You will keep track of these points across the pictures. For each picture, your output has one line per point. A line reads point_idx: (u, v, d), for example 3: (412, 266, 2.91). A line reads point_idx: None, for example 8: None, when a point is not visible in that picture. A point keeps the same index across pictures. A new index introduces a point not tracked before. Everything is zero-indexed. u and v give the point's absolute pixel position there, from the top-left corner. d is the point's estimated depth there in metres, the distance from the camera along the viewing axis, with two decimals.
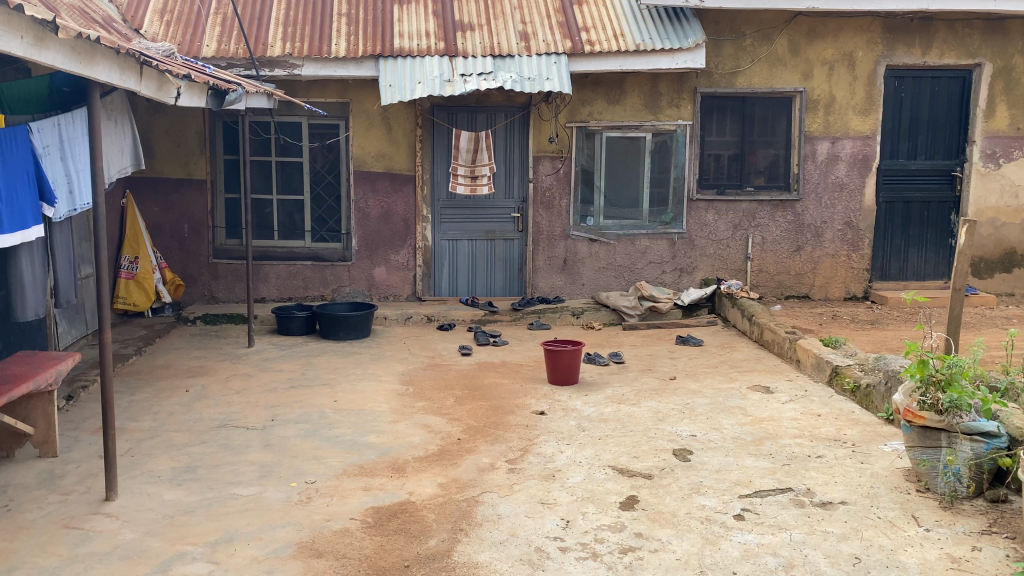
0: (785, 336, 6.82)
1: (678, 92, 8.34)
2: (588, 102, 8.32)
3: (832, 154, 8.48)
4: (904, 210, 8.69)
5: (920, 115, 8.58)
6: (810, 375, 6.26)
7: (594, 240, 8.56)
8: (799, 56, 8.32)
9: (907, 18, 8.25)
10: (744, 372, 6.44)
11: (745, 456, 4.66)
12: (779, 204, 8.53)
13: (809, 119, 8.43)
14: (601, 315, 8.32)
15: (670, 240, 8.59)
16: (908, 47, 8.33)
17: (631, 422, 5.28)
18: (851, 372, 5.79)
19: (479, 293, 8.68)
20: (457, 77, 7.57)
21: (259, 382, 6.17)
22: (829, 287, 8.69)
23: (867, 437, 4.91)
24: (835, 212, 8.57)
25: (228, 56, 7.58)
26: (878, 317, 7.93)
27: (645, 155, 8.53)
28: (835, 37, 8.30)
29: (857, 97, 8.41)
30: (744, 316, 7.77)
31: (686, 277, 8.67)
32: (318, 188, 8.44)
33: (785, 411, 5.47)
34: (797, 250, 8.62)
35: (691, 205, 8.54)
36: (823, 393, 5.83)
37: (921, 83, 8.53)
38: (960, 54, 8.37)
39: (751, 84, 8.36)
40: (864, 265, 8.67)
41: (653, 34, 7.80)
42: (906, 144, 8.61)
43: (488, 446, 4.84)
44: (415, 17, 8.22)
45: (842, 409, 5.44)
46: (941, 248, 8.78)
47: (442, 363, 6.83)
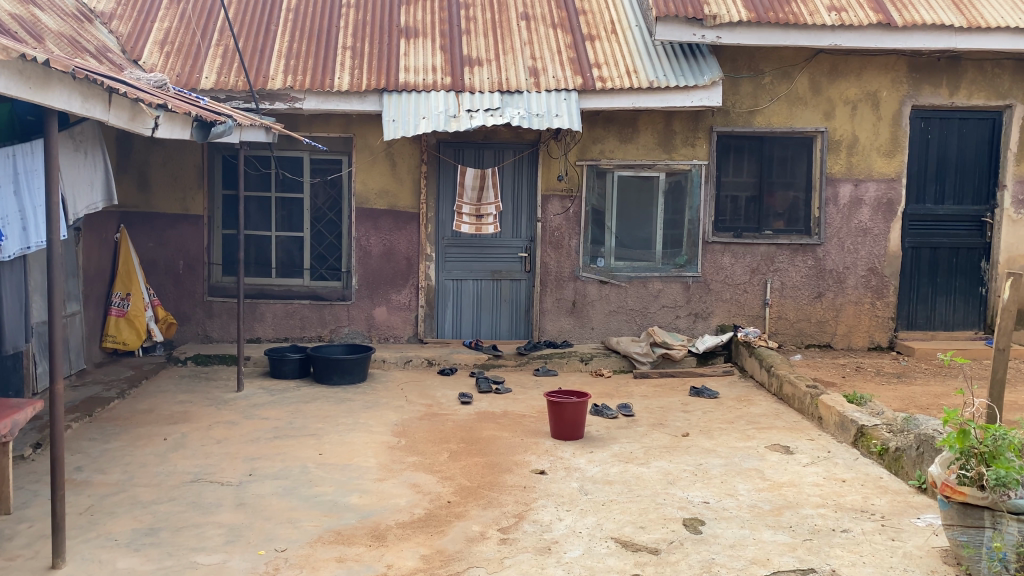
0: (807, 390, 6.38)
1: (693, 131, 8.01)
2: (600, 140, 8.00)
3: (856, 198, 8.10)
4: (931, 257, 8.25)
5: (948, 158, 8.18)
6: (833, 435, 5.81)
7: (605, 282, 8.16)
8: (821, 95, 7.98)
9: (934, 56, 7.90)
10: (762, 429, 5.99)
11: (762, 528, 4.21)
12: (799, 248, 8.14)
13: (831, 159, 8.07)
14: (610, 361, 7.91)
15: (685, 283, 8.19)
16: (935, 87, 7.97)
17: (639, 485, 4.85)
18: (877, 433, 5.33)
19: (483, 336, 8.31)
20: (462, 113, 7.28)
21: (242, 431, 5.79)
22: (852, 336, 8.24)
23: (897, 508, 4.45)
24: (858, 257, 8.15)
25: (227, 89, 7.34)
26: (905, 370, 7.47)
27: (658, 195, 8.18)
28: (859, 76, 7.95)
29: (882, 137, 8.04)
30: (762, 366, 7.33)
31: (701, 323, 8.25)
32: (319, 225, 8.14)
33: (807, 475, 5.02)
34: (818, 297, 8.20)
35: (707, 247, 8.15)
36: (847, 455, 5.38)
37: (949, 124, 8.14)
38: (990, 95, 7.99)
39: (770, 124, 8.01)
40: (889, 313, 8.22)
41: (668, 71, 7.50)
42: (933, 187, 8.20)
43: (480, 511, 4.43)
44: (422, 51, 7.97)
45: (869, 475, 4.98)
46: (972, 297, 8.31)
47: (440, 412, 6.43)
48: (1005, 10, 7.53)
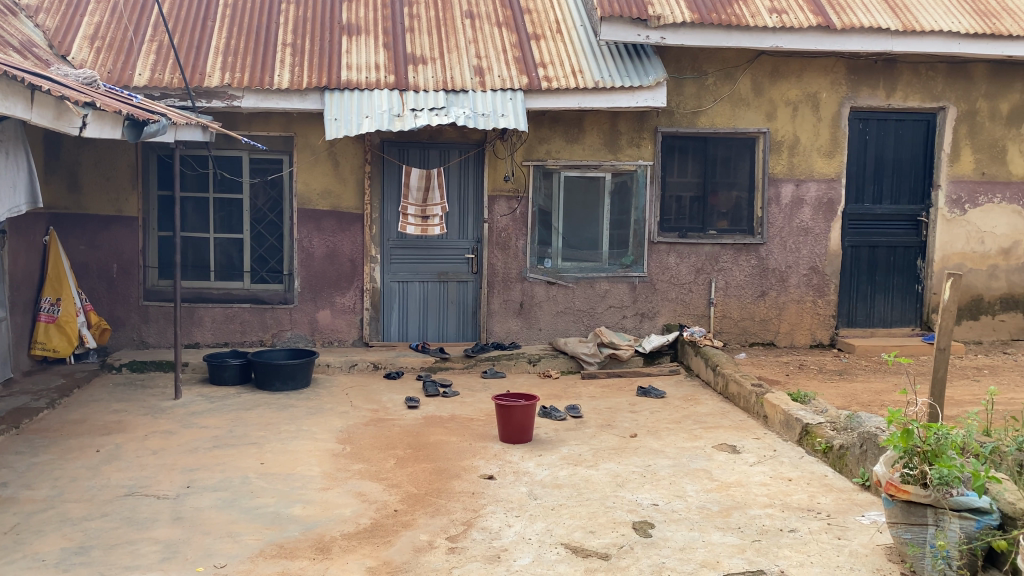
0: (751, 389, 6.43)
1: (638, 132, 8.02)
2: (546, 140, 7.95)
3: (797, 198, 8.21)
4: (869, 255, 8.42)
5: (885, 159, 8.36)
6: (778, 433, 5.86)
7: (552, 283, 8.12)
8: (762, 96, 8.06)
9: (871, 59, 8.06)
10: (709, 429, 6.02)
11: (711, 530, 4.21)
12: (742, 248, 8.22)
13: (773, 160, 8.16)
14: (559, 362, 7.89)
15: (631, 283, 8.20)
16: (872, 89, 8.13)
17: (588, 488, 4.82)
18: (821, 432, 5.39)
19: (430, 339, 8.20)
20: (407, 112, 7.16)
21: (180, 440, 5.59)
22: (794, 334, 8.36)
23: (842, 506, 4.50)
24: (800, 257, 8.27)
25: (162, 86, 7.08)
26: (846, 367, 7.60)
27: (604, 196, 8.18)
28: (799, 77, 8.06)
29: (821, 138, 8.17)
30: (707, 365, 7.38)
31: (648, 322, 8.28)
32: (259, 227, 7.94)
33: (754, 474, 5.04)
34: (761, 296, 8.29)
35: (653, 247, 8.18)
36: (792, 453, 5.43)
37: (885, 125, 8.32)
38: (924, 97, 8.17)
39: (713, 124, 8.08)
40: (830, 311, 8.36)
41: (614, 71, 7.49)
42: (871, 187, 8.36)
43: (428, 519, 4.34)
44: (365, 49, 7.82)
45: (814, 473, 5.03)
46: (908, 295, 8.52)
47: (386, 418, 6.31)
48: (939, 14, 7.69)
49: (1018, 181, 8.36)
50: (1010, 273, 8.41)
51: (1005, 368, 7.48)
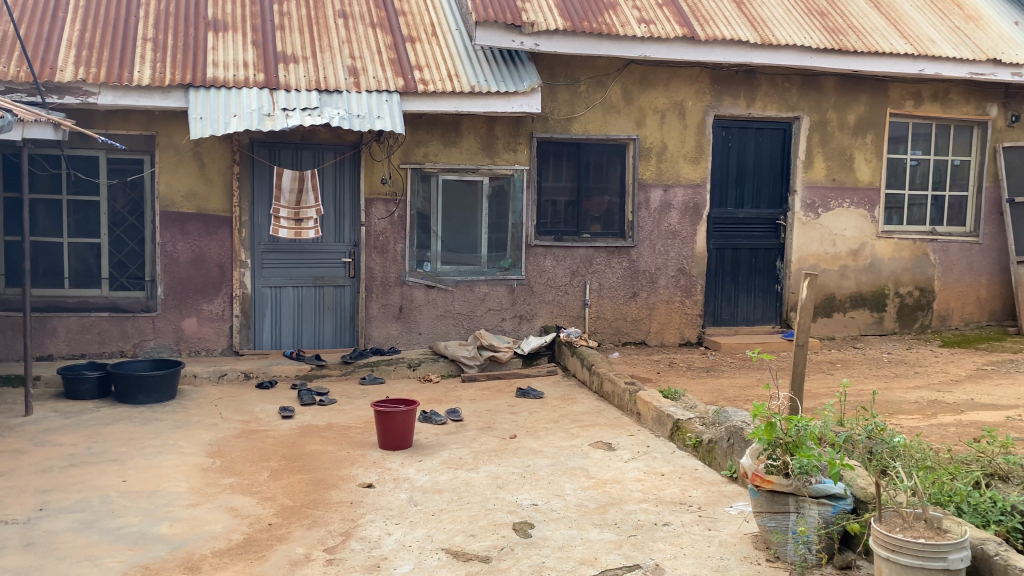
0: (625, 387, 6.61)
1: (514, 136, 8.10)
2: (423, 143, 7.91)
3: (665, 202, 8.51)
4: (732, 257, 8.85)
5: (746, 166, 8.79)
6: (651, 429, 6.05)
7: (431, 286, 8.07)
8: (632, 104, 8.31)
9: (732, 70, 8.45)
10: (585, 428, 6.14)
11: (589, 527, 4.29)
12: (615, 251, 8.44)
13: (643, 166, 8.42)
14: (438, 366, 7.85)
15: (509, 286, 8.26)
16: (733, 99, 8.52)
17: (468, 492, 4.81)
18: (691, 426, 5.61)
19: (305, 345, 7.98)
20: (278, 112, 6.94)
21: (31, 460, 5.20)
22: (664, 333, 8.66)
23: (711, 498, 4.69)
24: (669, 259, 8.57)
25: (6, 80, 6.58)
26: (712, 364, 7.94)
27: (482, 199, 8.20)
28: (666, 86, 8.36)
29: (688, 145, 8.50)
30: (583, 365, 7.54)
31: (526, 324, 8.36)
32: (118, 231, 7.52)
33: (629, 470, 5.18)
34: (633, 296, 8.53)
35: (529, 250, 8.27)
36: (664, 448, 5.61)
37: (746, 134, 8.75)
38: (780, 108, 8.63)
39: (586, 131, 8.26)
40: (697, 310, 8.71)
41: (489, 76, 7.53)
42: (733, 193, 8.79)
43: (304, 531, 4.22)
44: (233, 46, 7.54)
45: (685, 467, 5.22)
46: (768, 294, 9.00)
47: (258, 428, 6.09)
48: (792, 29, 8.17)
49: (863, 187, 8.94)
50: (859, 273, 9.01)
51: (854, 361, 8.02)
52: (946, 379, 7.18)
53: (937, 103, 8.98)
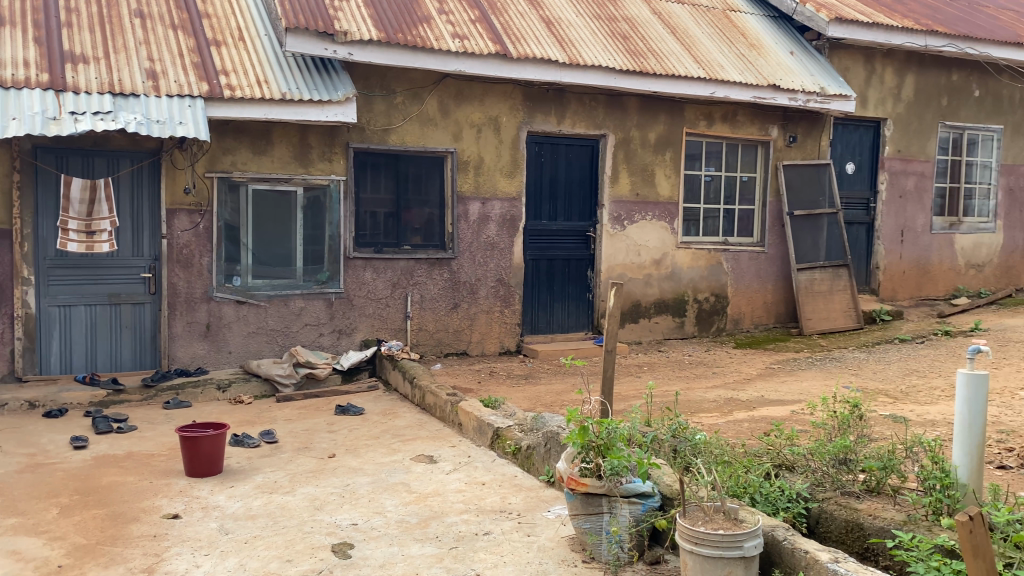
0: (446, 399, 6.62)
1: (329, 147, 7.92)
2: (231, 151, 7.56)
3: (483, 214, 8.63)
4: (547, 267, 9.12)
5: (558, 179, 9.10)
6: (472, 439, 6.09)
7: (242, 302, 7.72)
8: (448, 117, 8.38)
9: (544, 87, 8.72)
10: (407, 442, 6.09)
11: (410, 542, 4.25)
12: (434, 263, 8.46)
13: (460, 178, 8.51)
14: (251, 386, 7.53)
15: (327, 300, 8.05)
16: (545, 115, 8.80)
17: (284, 515, 4.62)
18: (511, 434, 5.70)
19: (100, 369, 7.36)
20: (65, 115, 6.37)
21: None
22: (484, 343, 8.77)
23: (531, 504, 4.79)
24: (487, 270, 8.69)
25: None
26: (530, 372, 8.13)
27: (296, 211, 7.95)
28: (481, 100, 8.50)
29: (503, 159, 8.68)
30: (404, 378, 7.47)
31: (344, 339, 8.18)
32: None
33: (450, 482, 5.18)
34: (453, 308, 8.58)
35: (347, 263, 8.11)
36: (485, 457, 5.66)
37: (558, 149, 9.05)
38: (589, 124, 9.01)
39: (402, 142, 8.23)
40: (515, 320, 8.90)
41: (301, 84, 7.33)
42: (547, 205, 9.07)
43: (99, 571, 3.88)
44: (10, 42, 6.86)
45: (506, 475, 5.29)
46: (582, 302, 9.36)
47: (46, 462, 5.55)
48: (598, 50, 8.57)
49: (665, 201, 9.52)
50: (662, 281, 9.57)
51: (660, 364, 8.49)
52: (740, 378, 7.78)
53: (727, 124, 9.69)
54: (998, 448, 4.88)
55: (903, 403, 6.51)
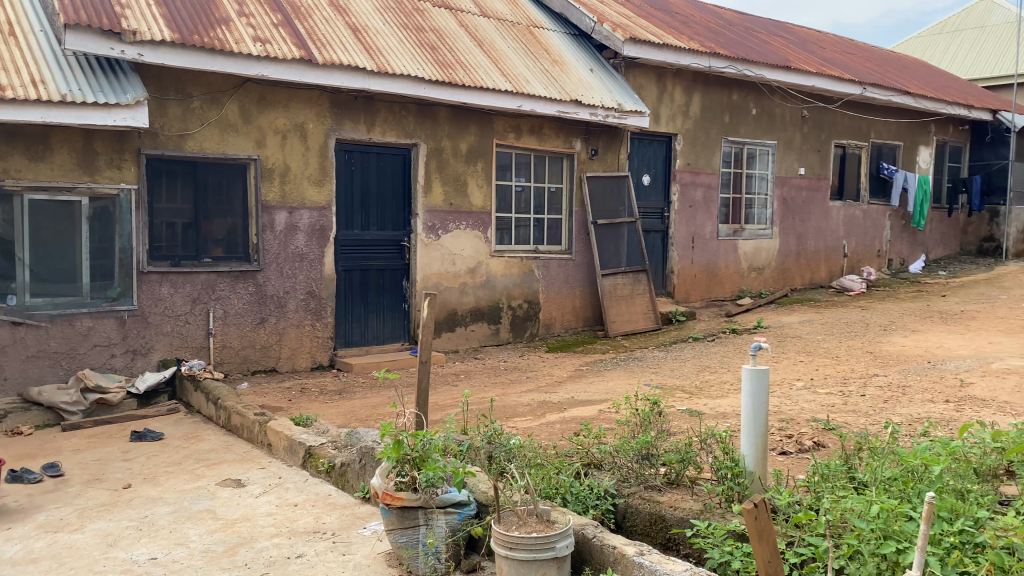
0: (255, 419, 6.33)
1: (117, 152, 7.36)
2: (2, 157, 6.83)
3: (291, 224, 8.35)
4: (360, 278, 8.97)
5: (369, 188, 8.97)
6: (283, 459, 5.86)
7: (18, 323, 6.99)
8: (251, 123, 8.05)
9: (352, 95, 8.59)
10: (212, 466, 5.76)
11: (216, 573, 4.02)
12: (239, 275, 8.07)
13: (265, 187, 8.19)
14: (31, 416, 6.82)
15: (119, 318, 7.46)
16: (354, 123, 8.66)
17: (71, 556, 4.22)
18: (324, 452, 5.55)
19: None
20: None
21: None
22: (295, 358, 8.48)
23: (345, 522, 4.67)
24: (296, 282, 8.42)
25: None
26: (345, 386, 7.96)
27: (80, 222, 7.29)
28: (286, 107, 8.24)
29: (311, 167, 8.45)
30: (208, 399, 7.07)
31: (140, 359, 7.61)
32: None
33: (260, 506, 4.95)
34: (261, 323, 8.22)
35: (142, 277, 7.56)
36: (298, 477, 5.46)
37: (368, 157, 8.93)
38: (399, 133, 8.96)
39: (202, 149, 7.80)
40: (327, 333, 8.67)
41: (83, 85, 6.76)
42: (359, 216, 8.93)
43: None
44: None
45: (319, 494, 5.13)
46: (396, 313, 9.29)
47: None
48: (406, 60, 8.56)
49: (476, 211, 9.65)
50: (476, 289, 9.69)
51: (475, 371, 8.59)
52: (551, 382, 8.02)
53: (534, 136, 9.97)
54: (779, 436, 5.35)
55: (699, 398, 6.98)
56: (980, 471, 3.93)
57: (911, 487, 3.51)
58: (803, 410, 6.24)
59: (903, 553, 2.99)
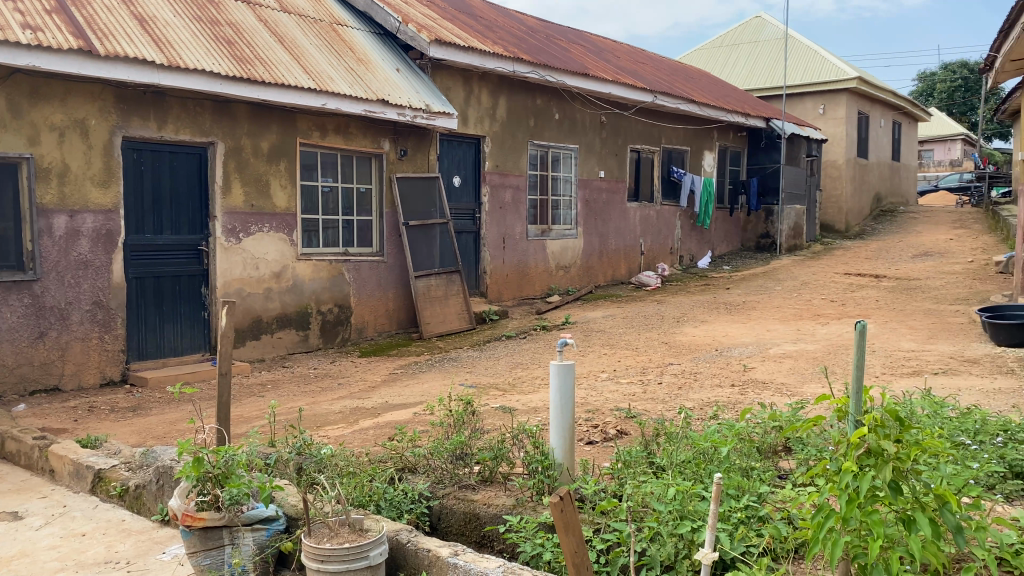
0: (33, 444, 5.74)
1: None
2: None
3: (72, 229, 7.67)
4: (155, 285, 8.37)
5: (162, 190, 8.39)
6: (68, 485, 5.36)
7: None
8: (21, 118, 7.29)
9: (140, 90, 8.00)
10: None
11: None
12: (11, 286, 7.29)
13: (41, 189, 7.47)
14: None
15: None
16: (143, 120, 8.08)
17: None
18: (116, 475, 5.14)
19: None
20: None
21: None
22: (82, 375, 7.79)
23: (141, 549, 4.34)
24: (81, 291, 7.73)
25: None
26: (140, 403, 7.41)
27: None
28: (63, 101, 7.55)
29: (94, 167, 7.78)
30: None
31: None
32: None
33: (40, 539, 4.50)
34: (39, 338, 7.47)
35: None
36: (85, 504, 5.00)
37: (160, 156, 8.36)
38: (194, 131, 8.46)
39: None
40: (118, 346, 8.03)
41: None
42: (150, 219, 8.31)
43: None
44: None
45: (110, 520, 4.74)
46: (196, 322, 8.77)
47: None
48: (200, 54, 8.11)
49: (281, 213, 9.32)
50: (283, 294, 9.36)
51: (284, 380, 8.29)
52: (364, 387, 7.89)
53: (340, 136, 9.77)
54: (585, 426, 5.58)
55: (510, 394, 7.14)
56: (761, 448, 4.30)
57: (702, 468, 3.79)
58: (607, 401, 6.54)
59: (697, 532, 3.20)
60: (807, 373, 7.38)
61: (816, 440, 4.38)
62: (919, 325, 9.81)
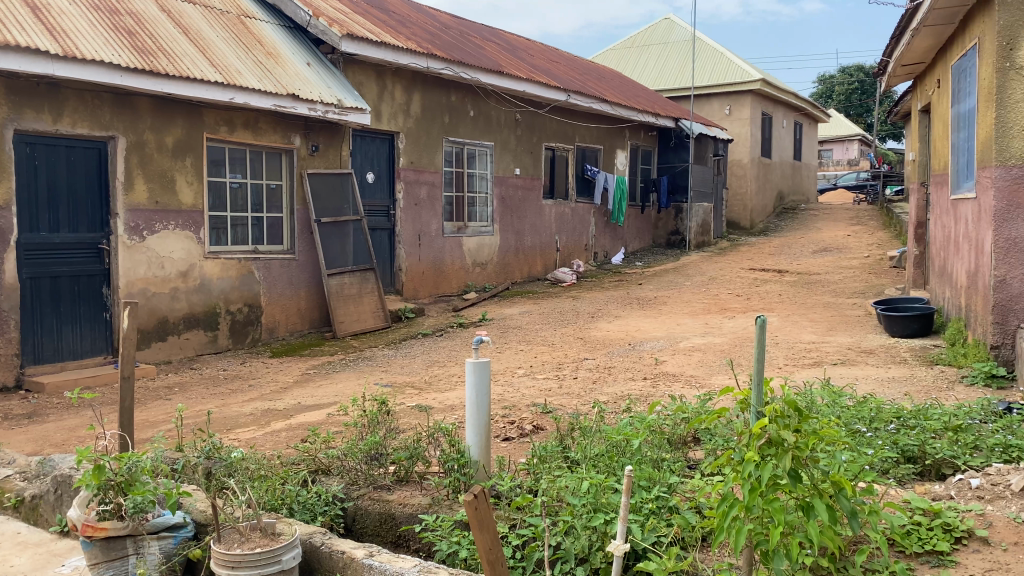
0: None
1: None
2: None
3: None
4: (51, 286, 7.99)
5: (59, 186, 8.01)
6: None
7: None
8: None
9: (32, 81, 7.61)
10: None
11: None
12: None
13: None
14: None
15: None
16: (36, 113, 7.68)
17: None
18: (10, 485, 4.88)
19: None
20: None
21: None
22: None
23: (39, 562, 4.15)
24: None
25: None
26: (36, 409, 7.06)
27: None
28: None
29: None
30: None
31: None
32: None
33: None
34: None
35: None
36: None
37: (55, 151, 7.97)
38: (92, 125, 8.10)
39: None
40: (12, 350, 7.62)
41: None
42: (46, 216, 7.92)
43: None
44: None
45: (4, 533, 4.50)
46: (97, 323, 8.40)
47: None
48: (98, 44, 7.77)
49: (187, 210, 9.03)
50: (189, 294, 9.08)
51: (192, 383, 8.04)
52: (276, 388, 7.74)
53: (249, 131, 9.53)
54: (501, 422, 5.61)
55: (427, 393, 7.12)
56: (672, 440, 4.42)
57: (615, 461, 3.86)
58: (523, 396, 6.60)
59: (610, 524, 3.26)
60: (715, 366, 7.62)
61: (722, 431, 4.53)
62: (819, 318, 10.24)
